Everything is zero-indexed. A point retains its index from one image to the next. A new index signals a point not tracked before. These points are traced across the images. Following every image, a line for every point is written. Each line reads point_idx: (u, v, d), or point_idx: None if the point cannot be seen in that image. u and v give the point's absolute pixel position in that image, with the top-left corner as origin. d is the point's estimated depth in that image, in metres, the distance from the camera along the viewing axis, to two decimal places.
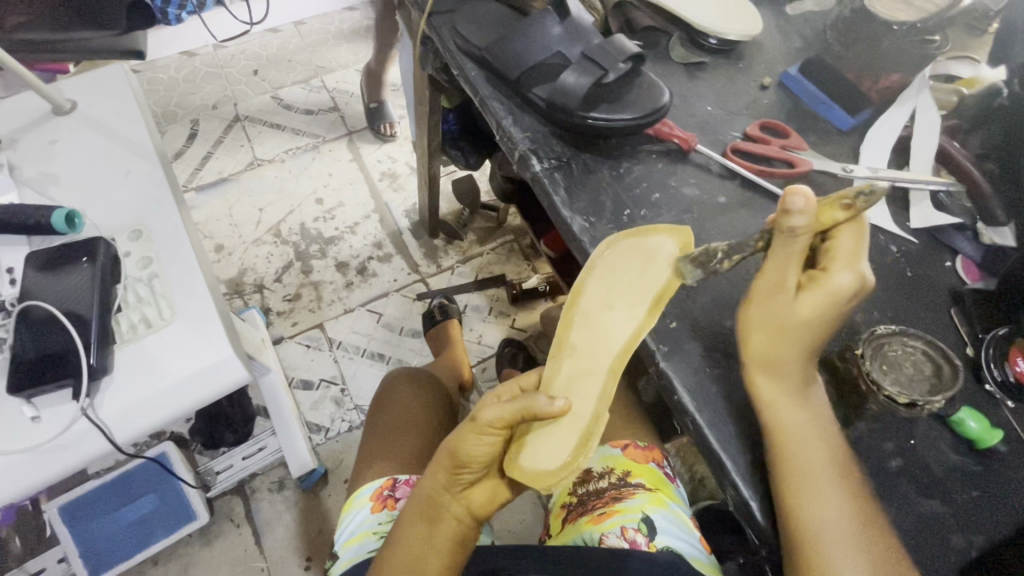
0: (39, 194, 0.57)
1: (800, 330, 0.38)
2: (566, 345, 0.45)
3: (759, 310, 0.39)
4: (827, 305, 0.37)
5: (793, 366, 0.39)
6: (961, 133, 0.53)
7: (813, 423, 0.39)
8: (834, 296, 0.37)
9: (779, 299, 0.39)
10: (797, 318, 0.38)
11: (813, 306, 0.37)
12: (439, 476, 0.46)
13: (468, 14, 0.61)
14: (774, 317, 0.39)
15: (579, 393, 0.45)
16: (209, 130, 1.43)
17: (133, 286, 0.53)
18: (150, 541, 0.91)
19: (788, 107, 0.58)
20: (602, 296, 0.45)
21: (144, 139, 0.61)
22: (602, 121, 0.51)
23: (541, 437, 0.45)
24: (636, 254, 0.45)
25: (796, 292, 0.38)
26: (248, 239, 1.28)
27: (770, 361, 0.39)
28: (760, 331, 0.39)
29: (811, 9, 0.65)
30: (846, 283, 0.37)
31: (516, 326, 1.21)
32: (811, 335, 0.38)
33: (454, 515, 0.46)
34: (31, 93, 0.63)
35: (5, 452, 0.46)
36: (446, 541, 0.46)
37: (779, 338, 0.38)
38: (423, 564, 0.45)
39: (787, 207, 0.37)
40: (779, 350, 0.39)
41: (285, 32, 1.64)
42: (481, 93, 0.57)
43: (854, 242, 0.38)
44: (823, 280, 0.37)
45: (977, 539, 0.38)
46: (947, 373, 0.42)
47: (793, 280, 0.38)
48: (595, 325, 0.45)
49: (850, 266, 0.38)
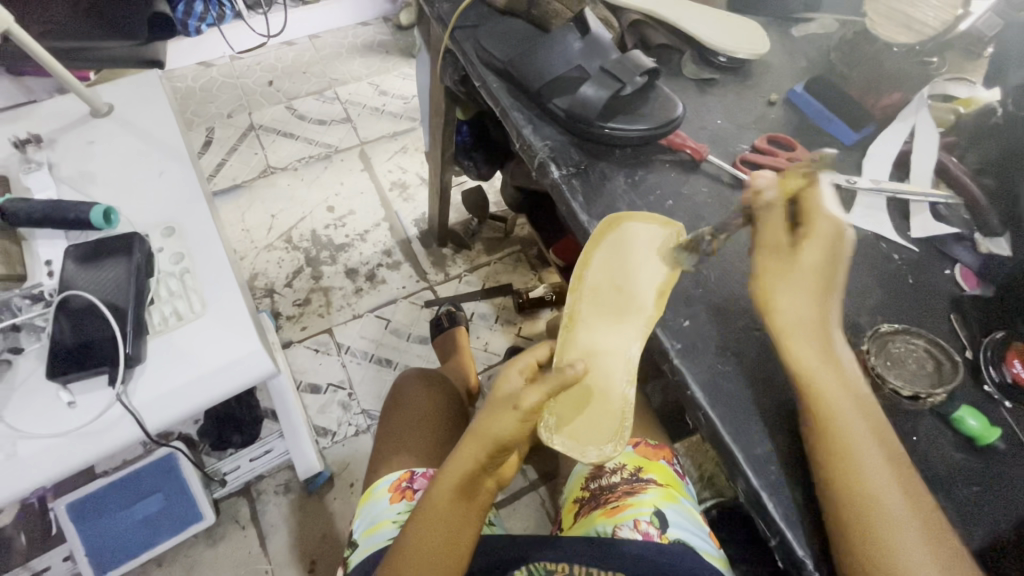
0: (76, 191, 0.60)
1: (805, 273, 0.42)
2: (576, 316, 0.53)
3: (790, 291, 0.42)
4: (825, 254, 0.43)
5: (820, 326, 0.42)
6: (958, 150, 0.57)
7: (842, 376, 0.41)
8: (827, 241, 0.43)
9: (777, 256, 0.44)
10: (809, 270, 0.43)
11: (812, 254, 0.43)
12: (474, 453, 0.47)
13: (490, 30, 0.64)
14: (783, 273, 0.43)
15: (602, 367, 0.51)
16: (224, 138, 1.46)
17: (166, 280, 0.55)
18: (158, 536, 0.92)
19: (794, 123, 0.61)
20: (608, 278, 0.52)
21: (177, 140, 0.64)
22: (619, 131, 0.54)
23: (568, 410, 0.51)
24: (634, 241, 0.51)
25: (793, 247, 0.44)
26: (260, 244, 1.30)
27: (799, 322, 0.42)
28: (784, 291, 0.43)
29: (816, 32, 0.68)
30: (829, 228, 0.43)
31: (522, 335, 1.23)
32: (821, 277, 0.42)
33: (488, 489, 0.50)
34: (72, 97, 0.66)
35: (44, 436, 0.48)
36: (480, 514, 0.49)
37: (796, 284, 0.42)
38: (460, 538, 0.47)
39: (756, 184, 0.46)
40: (804, 305, 0.42)
41: (301, 44, 1.69)
42: (502, 104, 0.59)
43: (822, 198, 0.44)
44: (813, 232, 0.43)
45: (978, 532, 0.40)
46: (947, 369, 0.44)
47: (783, 247, 0.44)
48: (603, 303, 0.52)
49: (824, 217, 0.44)
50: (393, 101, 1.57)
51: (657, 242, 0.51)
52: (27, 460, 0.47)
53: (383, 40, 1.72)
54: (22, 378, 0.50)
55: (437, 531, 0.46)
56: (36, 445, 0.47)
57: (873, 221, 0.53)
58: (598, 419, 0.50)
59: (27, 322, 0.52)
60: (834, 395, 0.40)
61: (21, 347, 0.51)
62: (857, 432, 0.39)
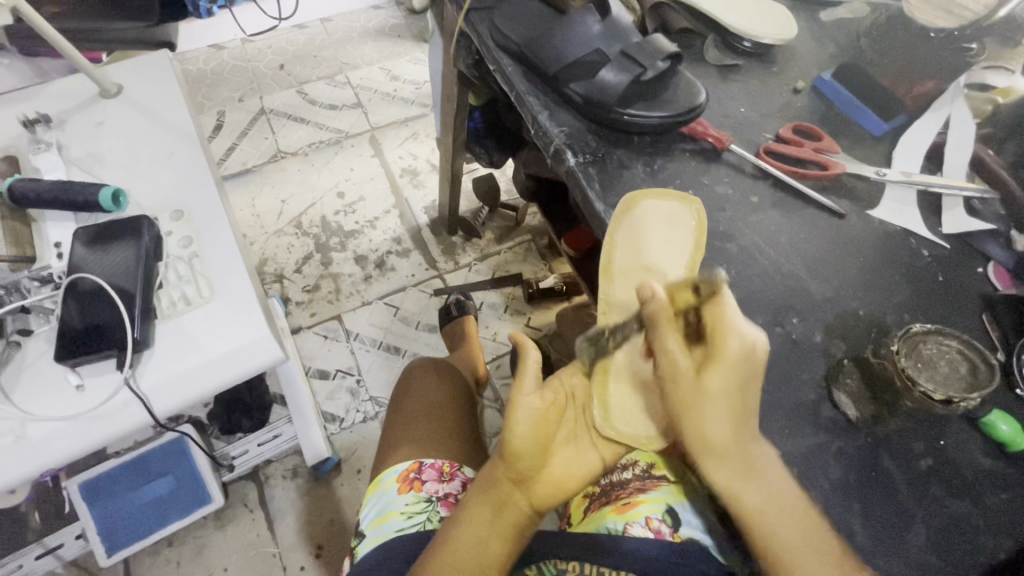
0: (85, 172, 0.59)
1: (716, 400, 0.39)
2: (612, 305, 0.51)
3: (705, 416, 0.39)
4: (733, 377, 0.39)
5: (740, 456, 0.38)
6: (996, 140, 0.54)
7: (789, 511, 0.37)
8: (735, 363, 0.39)
9: (687, 383, 0.40)
10: (720, 394, 0.38)
11: (720, 377, 0.39)
12: (498, 466, 0.45)
13: (507, 11, 0.61)
14: (693, 402, 0.39)
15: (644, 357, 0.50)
16: (235, 122, 1.45)
17: (173, 264, 0.54)
18: (167, 520, 0.90)
19: (821, 111, 0.58)
20: (633, 258, 0.50)
21: (186, 122, 0.63)
22: (637, 118, 0.53)
23: (618, 402, 0.50)
24: (659, 216, 0.49)
25: (699, 371, 0.40)
26: (270, 229, 1.29)
27: (714, 446, 0.38)
28: (699, 420, 0.39)
29: (845, 16, 0.65)
30: (739, 348, 0.39)
31: (531, 325, 1.21)
32: (738, 404, 0.39)
33: (520, 508, 0.44)
34: (81, 76, 0.65)
35: (51, 418, 0.47)
36: (514, 529, 0.44)
37: (711, 412, 0.39)
38: (487, 552, 0.43)
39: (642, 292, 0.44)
40: (720, 433, 0.38)
41: (313, 28, 1.67)
42: (518, 88, 0.58)
43: (725, 309, 0.41)
44: (722, 353, 0.39)
45: (1007, 541, 0.39)
46: (983, 371, 0.41)
47: (688, 368, 0.40)
48: (637, 285, 0.50)
49: (738, 332, 0.40)
50: (404, 87, 1.55)
51: (682, 219, 0.49)
52: (34, 444, 0.46)
53: (395, 24, 1.70)
54: (32, 361, 0.50)
55: (459, 551, 0.43)
56: (44, 428, 0.47)
57: (902, 215, 0.51)
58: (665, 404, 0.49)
59: (35, 304, 0.52)
60: (744, 496, 0.37)
61: (31, 329, 0.51)
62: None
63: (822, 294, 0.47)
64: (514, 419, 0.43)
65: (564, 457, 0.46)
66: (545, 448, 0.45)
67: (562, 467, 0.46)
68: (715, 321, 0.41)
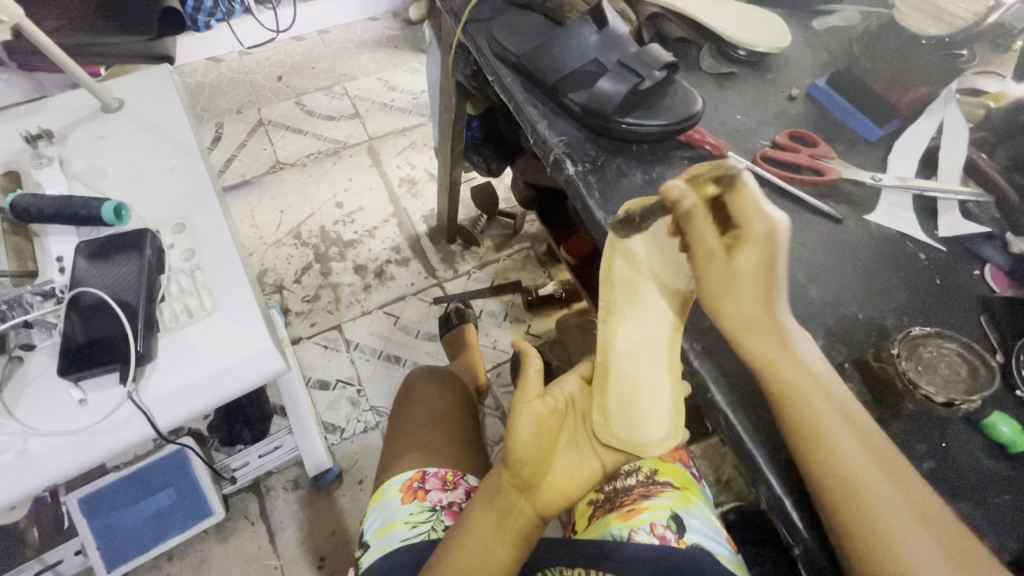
0: (87, 187, 0.59)
1: (745, 280, 0.39)
2: (613, 311, 0.49)
3: (738, 294, 0.39)
4: (763, 256, 0.38)
5: (772, 328, 0.39)
6: (989, 145, 0.55)
7: (822, 391, 0.38)
8: (763, 244, 0.38)
9: (716, 264, 0.39)
10: (749, 274, 0.39)
11: (750, 257, 0.38)
12: (502, 473, 0.46)
13: (504, 23, 0.62)
14: (724, 281, 0.39)
15: (646, 364, 0.47)
16: (234, 133, 1.46)
17: (176, 277, 0.55)
18: (166, 534, 0.89)
19: (816, 118, 0.59)
20: (633, 265, 0.49)
21: (187, 135, 0.63)
22: (635, 126, 0.53)
23: (618, 411, 0.47)
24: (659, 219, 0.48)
25: (729, 254, 0.39)
26: (269, 240, 1.30)
27: (749, 321, 0.39)
28: (731, 298, 0.39)
29: (837, 24, 0.67)
30: (766, 227, 0.38)
31: (531, 332, 1.21)
32: (766, 284, 0.39)
33: (524, 514, 0.45)
34: (83, 91, 0.65)
35: (53, 433, 0.47)
36: (518, 536, 0.45)
37: (742, 291, 0.39)
38: (491, 558, 0.43)
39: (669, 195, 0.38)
40: (752, 308, 0.39)
41: (311, 40, 1.68)
42: (517, 99, 0.58)
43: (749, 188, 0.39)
44: (749, 233, 0.38)
45: (1012, 543, 0.39)
46: (982, 374, 0.42)
47: (721, 256, 0.39)
48: (637, 293, 0.49)
49: (760, 210, 0.38)
50: (401, 97, 1.56)
51: None
52: (36, 459, 0.46)
53: (392, 35, 1.71)
54: (35, 376, 0.50)
55: (462, 555, 0.44)
56: (46, 443, 0.47)
57: (899, 219, 0.52)
58: (668, 415, 0.46)
59: (38, 318, 0.52)
60: (780, 364, 0.38)
61: (34, 344, 0.51)
62: (844, 449, 0.36)
63: (822, 298, 0.48)
64: (515, 426, 0.44)
65: (567, 464, 0.47)
66: (547, 455, 0.45)
67: (564, 474, 0.46)
68: (741, 202, 0.38)
